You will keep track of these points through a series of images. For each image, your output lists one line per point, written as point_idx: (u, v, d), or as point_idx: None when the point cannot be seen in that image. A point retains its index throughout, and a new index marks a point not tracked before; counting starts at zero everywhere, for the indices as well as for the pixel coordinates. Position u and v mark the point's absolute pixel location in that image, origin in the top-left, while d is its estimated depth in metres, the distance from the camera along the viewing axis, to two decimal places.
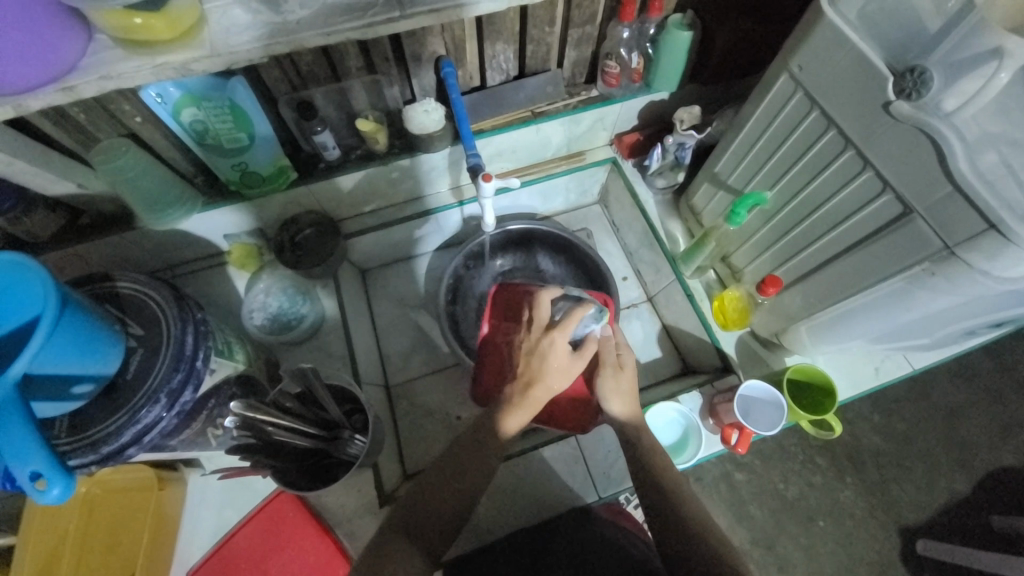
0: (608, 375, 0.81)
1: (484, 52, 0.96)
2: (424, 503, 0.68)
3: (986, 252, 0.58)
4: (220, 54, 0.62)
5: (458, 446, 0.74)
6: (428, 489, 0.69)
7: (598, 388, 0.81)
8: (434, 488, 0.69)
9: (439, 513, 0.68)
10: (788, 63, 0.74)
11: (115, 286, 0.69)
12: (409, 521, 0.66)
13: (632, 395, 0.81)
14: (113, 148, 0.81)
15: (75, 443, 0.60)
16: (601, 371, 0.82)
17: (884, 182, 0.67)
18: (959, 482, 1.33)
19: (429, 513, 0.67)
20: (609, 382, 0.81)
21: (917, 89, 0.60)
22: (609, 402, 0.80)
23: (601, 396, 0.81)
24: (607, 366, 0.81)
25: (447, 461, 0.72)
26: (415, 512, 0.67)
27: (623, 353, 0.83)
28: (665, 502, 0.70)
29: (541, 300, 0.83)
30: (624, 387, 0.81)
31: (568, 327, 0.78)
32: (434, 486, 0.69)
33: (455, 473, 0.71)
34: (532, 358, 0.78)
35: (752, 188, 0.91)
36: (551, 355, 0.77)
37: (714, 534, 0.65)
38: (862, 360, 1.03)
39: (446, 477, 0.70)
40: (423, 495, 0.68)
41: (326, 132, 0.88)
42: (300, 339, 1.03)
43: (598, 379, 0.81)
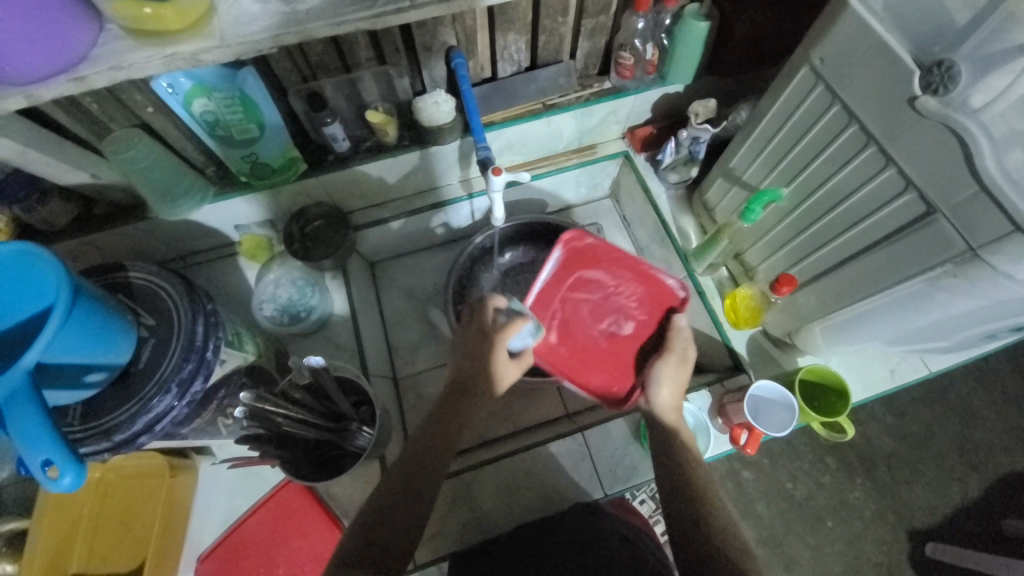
0: (670, 360, 0.82)
1: (496, 43, 0.94)
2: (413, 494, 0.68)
3: (1011, 254, 0.56)
4: (229, 44, 0.61)
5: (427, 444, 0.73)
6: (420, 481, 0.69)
7: (654, 371, 0.82)
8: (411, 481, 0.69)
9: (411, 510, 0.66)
10: (809, 56, 0.72)
11: (127, 276, 0.70)
12: (385, 515, 0.65)
13: (683, 387, 0.81)
14: (125, 138, 0.82)
15: (88, 431, 0.61)
16: (663, 355, 0.83)
17: (907, 180, 0.65)
18: (973, 485, 1.30)
19: (406, 511, 0.66)
20: (667, 369, 0.81)
21: (944, 84, 0.58)
22: (660, 386, 0.81)
23: (655, 376, 0.81)
24: (672, 353, 0.82)
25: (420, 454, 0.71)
26: (390, 507, 0.66)
27: (689, 348, 0.84)
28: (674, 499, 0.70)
29: (489, 304, 0.86)
30: (679, 380, 0.81)
31: (505, 336, 0.82)
32: (412, 477, 0.69)
33: (429, 464, 0.71)
34: (467, 355, 0.82)
35: (768, 184, 0.89)
36: (487, 360, 0.82)
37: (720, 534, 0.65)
38: (877, 361, 1.01)
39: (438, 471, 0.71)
40: (401, 491, 0.67)
41: (336, 123, 0.88)
42: (310, 330, 1.03)
43: (660, 362, 0.82)
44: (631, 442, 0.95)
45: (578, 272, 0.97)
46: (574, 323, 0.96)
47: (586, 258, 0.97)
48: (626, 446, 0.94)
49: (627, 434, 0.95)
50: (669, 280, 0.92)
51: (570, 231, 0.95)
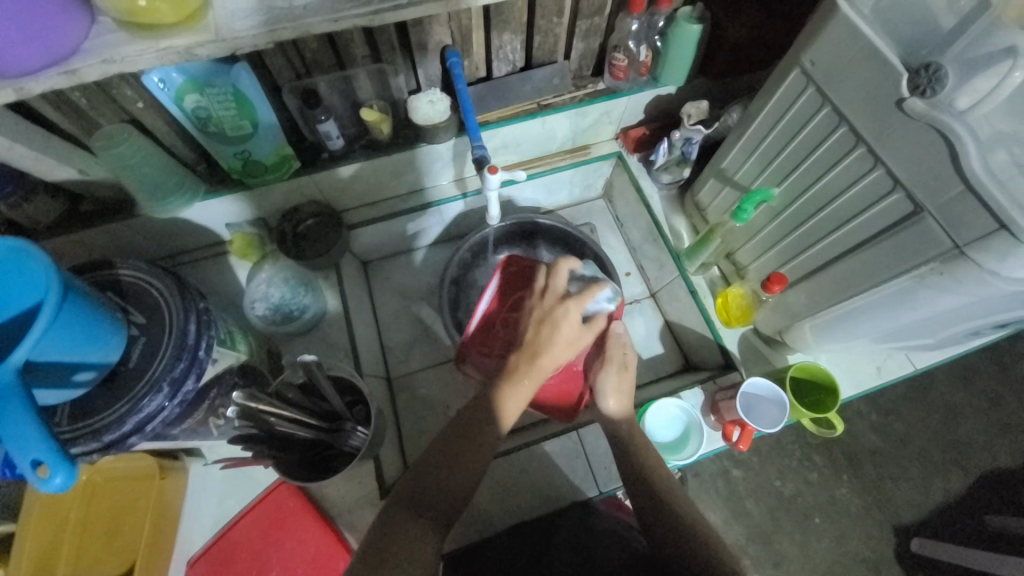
0: (611, 371, 0.85)
1: (491, 43, 0.95)
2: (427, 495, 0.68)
3: (996, 251, 0.57)
4: (225, 39, 0.61)
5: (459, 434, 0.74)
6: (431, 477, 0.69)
7: (599, 384, 0.86)
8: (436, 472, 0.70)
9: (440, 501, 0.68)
10: (800, 58, 0.73)
11: (117, 274, 0.69)
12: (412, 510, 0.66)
13: (630, 393, 0.86)
14: (114, 133, 0.80)
15: (77, 431, 0.60)
16: (605, 366, 0.86)
17: (895, 180, 0.67)
18: (955, 481, 1.33)
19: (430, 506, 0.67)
20: (611, 379, 0.85)
21: (931, 87, 0.59)
22: (607, 398, 0.84)
23: (601, 390, 0.85)
24: (612, 363, 0.85)
25: (450, 446, 0.72)
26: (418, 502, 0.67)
27: (629, 353, 0.88)
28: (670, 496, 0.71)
29: (561, 267, 0.84)
30: (624, 388, 0.85)
31: (584, 299, 0.81)
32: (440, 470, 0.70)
33: (459, 457, 0.71)
34: (542, 324, 0.80)
35: (760, 184, 0.90)
36: (556, 330, 0.79)
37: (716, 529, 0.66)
38: (864, 359, 1.03)
39: (456, 470, 0.70)
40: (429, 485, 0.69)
41: (330, 122, 0.88)
42: (302, 330, 1.02)
43: (601, 375, 0.86)
44: None
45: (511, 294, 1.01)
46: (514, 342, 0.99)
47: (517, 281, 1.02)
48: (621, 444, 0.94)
49: None
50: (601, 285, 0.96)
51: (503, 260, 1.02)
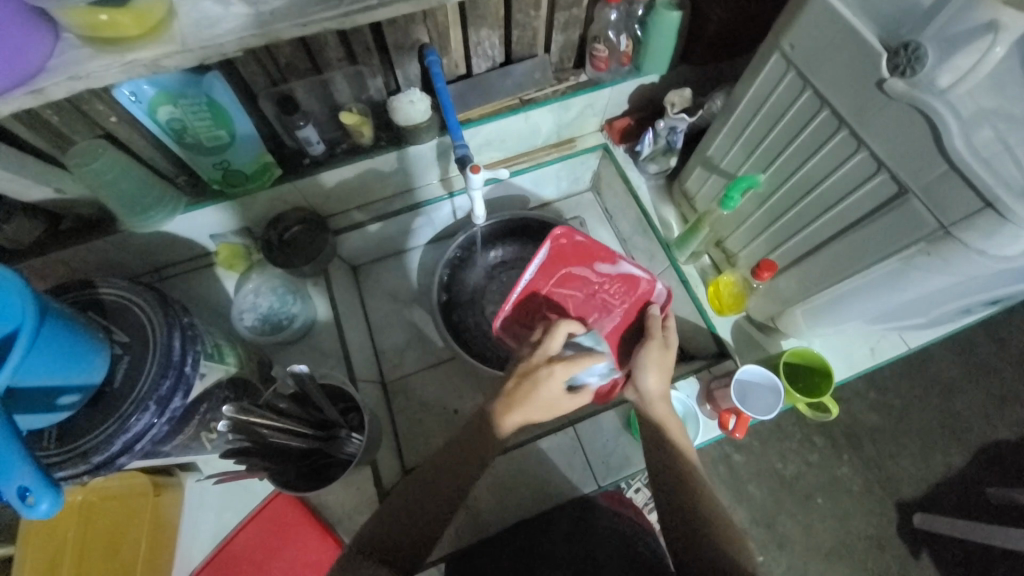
0: (654, 346, 0.79)
1: (469, 39, 0.93)
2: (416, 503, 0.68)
3: (981, 230, 0.57)
4: (192, 49, 0.59)
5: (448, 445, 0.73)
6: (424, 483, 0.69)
7: (639, 357, 0.79)
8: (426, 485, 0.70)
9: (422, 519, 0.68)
10: (780, 42, 0.72)
11: (98, 293, 0.68)
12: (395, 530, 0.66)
13: (669, 372, 0.79)
14: (89, 150, 0.79)
15: (66, 454, 0.59)
16: (647, 341, 0.80)
17: (878, 162, 0.66)
18: (955, 456, 1.34)
19: (410, 524, 0.67)
20: (652, 354, 0.79)
21: (911, 66, 0.58)
22: (647, 373, 0.78)
23: (640, 364, 0.78)
24: (654, 338, 0.80)
25: (439, 462, 0.71)
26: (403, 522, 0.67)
27: (669, 334, 0.82)
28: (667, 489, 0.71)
29: (561, 329, 0.78)
30: (666, 366, 0.79)
31: (573, 366, 0.73)
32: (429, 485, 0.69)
33: (447, 470, 0.70)
34: (524, 380, 0.73)
35: (745, 171, 0.90)
36: (535, 388, 0.71)
37: (714, 519, 0.66)
38: (858, 340, 1.03)
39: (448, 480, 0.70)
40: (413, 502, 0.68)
41: (309, 126, 0.87)
42: (292, 339, 1.02)
43: (643, 348, 0.79)
44: (622, 433, 0.95)
45: (557, 269, 0.98)
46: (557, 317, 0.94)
47: (566, 256, 0.98)
48: (618, 437, 0.95)
49: (617, 424, 0.96)
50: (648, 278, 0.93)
51: (560, 227, 0.96)
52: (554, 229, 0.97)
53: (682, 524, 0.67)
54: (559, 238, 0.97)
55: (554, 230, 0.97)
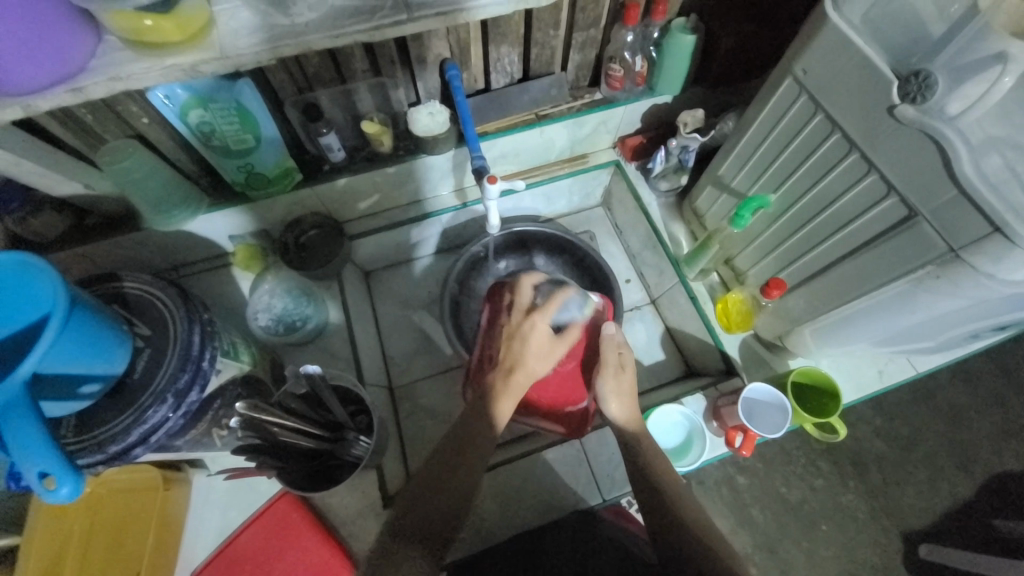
0: (608, 376, 0.80)
1: (489, 55, 0.96)
2: (428, 500, 0.69)
3: (991, 255, 0.58)
4: (228, 56, 0.62)
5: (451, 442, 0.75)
6: (433, 486, 0.70)
7: (599, 388, 0.81)
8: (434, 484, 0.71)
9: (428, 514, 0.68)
10: (792, 67, 0.74)
11: (122, 287, 0.69)
12: (408, 526, 0.66)
13: (631, 395, 0.81)
14: (120, 149, 0.82)
15: (82, 443, 0.60)
16: (601, 371, 0.81)
17: (889, 185, 0.67)
18: (962, 485, 1.32)
19: (408, 520, 0.67)
20: (610, 385, 0.80)
21: (922, 93, 0.60)
22: (609, 403, 0.80)
23: (601, 396, 0.81)
24: (608, 366, 0.80)
25: (442, 465, 0.72)
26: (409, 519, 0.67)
27: (624, 353, 0.83)
28: (673, 507, 0.70)
29: (522, 283, 0.84)
30: (625, 391, 0.80)
31: (547, 308, 0.80)
32: (432, 485, 0.71)
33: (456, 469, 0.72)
34: (511, 339, 0.79)
35: (756, 191, 0.91)
36: (523, 342, 0.78)
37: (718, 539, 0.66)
38: (865, 363, 1.03)
39: (449, 478, 0.71)
40: (417, 504, 0.68)
41: (331, 134, 0.90)
42: (305, 340, 1.02)
43: (600, 379, 0.80)
44: None
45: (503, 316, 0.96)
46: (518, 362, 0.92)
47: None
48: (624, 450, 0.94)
49: None
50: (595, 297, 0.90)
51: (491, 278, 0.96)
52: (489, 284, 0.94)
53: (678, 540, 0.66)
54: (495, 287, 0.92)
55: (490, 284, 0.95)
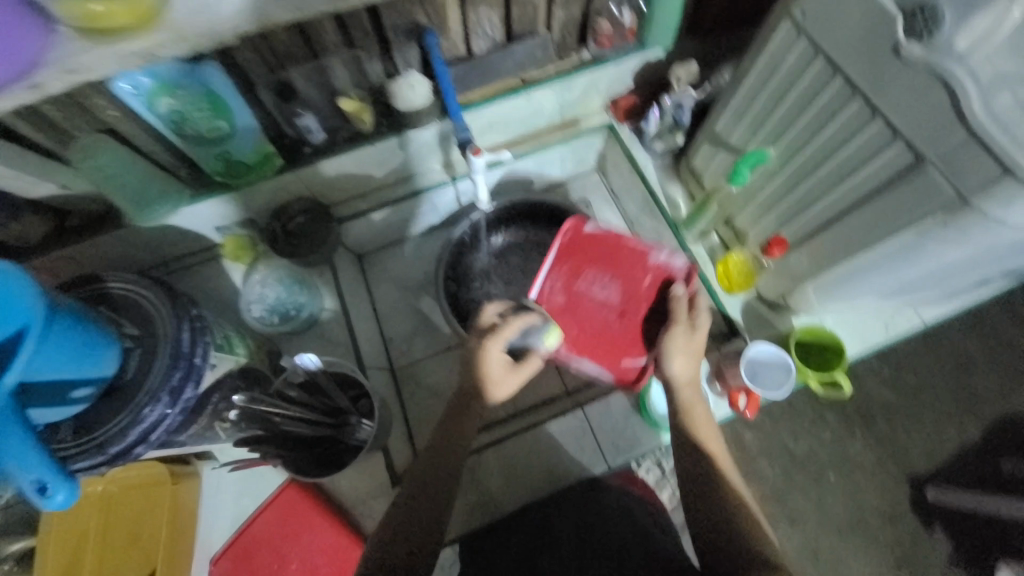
0: (677, 330, 0.76)
1: (468, 18, 0.91)
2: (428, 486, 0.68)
3: (1002, 198, 0.55)
4: (187, 37, 0.59)
5: (453, 426, 0.74)
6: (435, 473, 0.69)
7: (664, 344, 0.76)
8: (433, 483, 0.68)
9: (433, 507, 0.66)
10: (790, 9, 0.69)
11: (106, 287, 0.68)
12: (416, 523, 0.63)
13: (697, 355, 0.76)
14: (91, 144, 0.79)
15: (81, 445, 0.60)
16: (671, 326, 0.77)
17: (894, 131, 0.64)
18: (971, 430, 1.32)
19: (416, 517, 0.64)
20: (678, 339, 0.75)
21: (927, 29, 0.56)
22: (674, 359, 0.75)
23: (665, 352, 0.75)
24: (679, 322, 0.76)
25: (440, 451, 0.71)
26: (411, 512, 0.65)
27: (698, 315, 0.78)
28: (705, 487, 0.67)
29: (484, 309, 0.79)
30: (692, 349, 0.76)
31: (501, 334, 0.74)
32: (435, 471, 0.69)
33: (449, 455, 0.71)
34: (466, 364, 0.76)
35: (753, 146, 0.88)
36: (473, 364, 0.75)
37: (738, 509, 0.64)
38: (871, 316, 1.01)
39: (447, 463, 0.70)
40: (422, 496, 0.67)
41: (308, 115, 0.90)
42: (300, 328, 1.05)
43: (667, 333, 0.76)
44: (632, 414, 0.95)
45: (576, 267, 0.88)
46: (578, 314, 0.85)
47: (590, 250, 0.89)
48: (628, 418, 0.95)
49: (626, 405, 0.95)
50: (665, 254, 0.86)
51: (567, 222, 0.89)
52: (563, 224, 0.90)
53: (707, 518, 0.64)
54: (566, 232, 0.90)
55: (563, 225, 0.90)
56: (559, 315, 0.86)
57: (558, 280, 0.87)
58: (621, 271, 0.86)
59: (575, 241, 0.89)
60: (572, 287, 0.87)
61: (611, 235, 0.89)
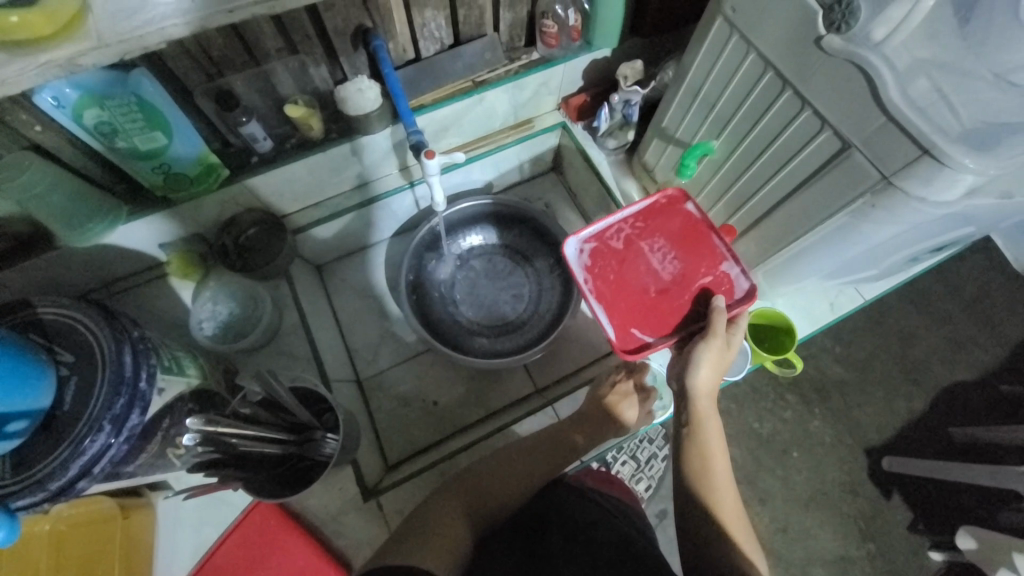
0: (714, 342, 0.75)
1: (414, 21, 0.90)
2: (504, 469, 0.83)
3: (921, 177, 0.59)
4: (111, 45, 0.56)
5: (562, 442, 0.90)
6: (521, 466, 0.84)
7: (695, 353, 0.75)
8: (513, 470, 0.83)
9: (507, 486, 0.81)
10: (722, 6, 0.72)
11: (37, 313, 0.64)
12: (487, 482, 0.80)
13: (720, 370, 0.76)
14: (13, 162, 0.73)
15: (23, 482, 0.56)
16: (707, 337, 0.75)
17: (822, 120, 0.67)
18: (916, 400, 1.42)
19: (480, 489, 0.79)
20: (710, 354, 0.74)
21: (845, 21, 0.60)
22: (698, 370, 0.74)
23: (693, 359, 0.75)
24: (717, 337, 0.75)
25: (544, 452, 0.88)
26: (487, 475, 0.81)
27: (734, 334, 0.79)
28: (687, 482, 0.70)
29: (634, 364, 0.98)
30: (718, 364, 0.75)
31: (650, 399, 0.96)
32: (528, 465, 0.85)
33: (546, 459, 0.87)
34: (619, 397, 0.95)
35: (698, 139, 0.91)
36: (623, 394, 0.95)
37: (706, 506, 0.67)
38: (819, 297, 1.07)
39: (538, 470, 0.86)
40: (500, 470, 0.82)
41: (252, 122, 0.84)
42: (256, 345, 0.98)
43: (704, 342, 0.75)
44: None
45: (652, 229, 0.89)
46: (624, 266, 0.87)
47: (673, 223, 0.88)
48: None
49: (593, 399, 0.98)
50: (735, 269, 0.83)
51: (672, 189, 0.89)
52: (671, 188, 0.89)
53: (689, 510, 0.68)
54: (666, 197, 0.89)
55: (670, 189, 0.89)
56: (608, 255, 0.88)
57: (629, 228, 0.89)
58: (688, 258, 0.86)
59: (665, 212, 0.89)
60: (636, 240, 0.89)
61: (704, 225, 0.87)
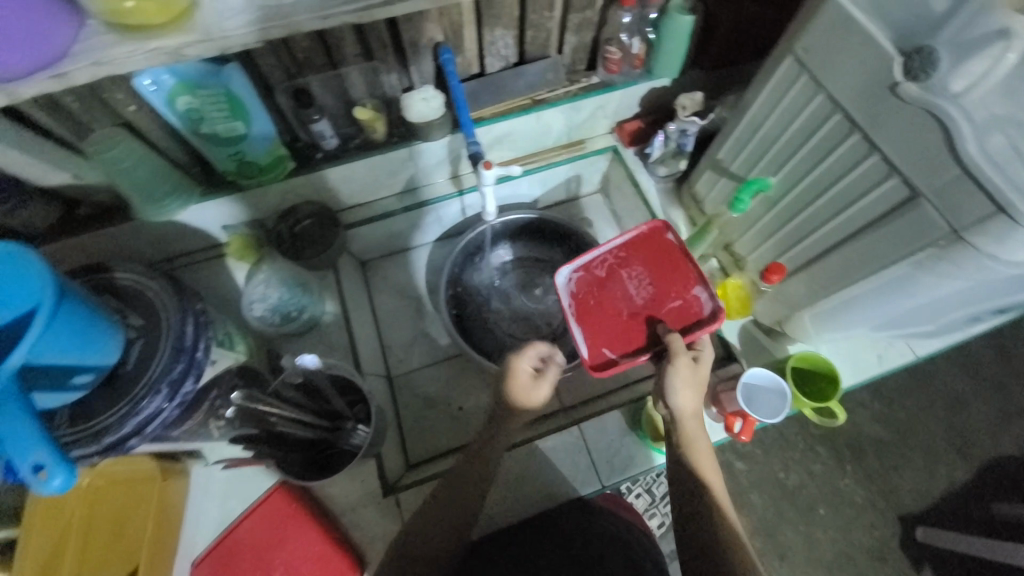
0: (681, 365, 0.71)
1: (483, 38, 0.95)
2: (470, 468, 0.77)
3: (995, 234, 0.57)
4: (214, 39, 0.61)
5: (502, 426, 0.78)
6: (474, 463, 0.77)
7: (665, 378, 0.72)
8: (470, 474, 0.76)
9: (467, 486, 0.75)
10: (793, 46, 0.73)
11: (113, 277, 0.68)
12: (458, 479, 0.75)
13: (700, 386, 0.73)
14: (107, 137, 0.80)
15: (79, 433, 0.59)
16: (673, 359, 0.72)
17: (890, 167, 0.66)
18: (959, 469, 1.33)
19: (467, 492, 0.74)
20: (682, 374, 0.71)
21: (923, 70, 0.59)
22: (677, 394, 0.72)
23: (667, 386, 0.72)
24: (681, 356, 0.71)
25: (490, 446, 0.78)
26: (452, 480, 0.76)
27: (701, 347, 0.76)
28: (701, 511, 0.66)
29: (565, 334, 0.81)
30: (694, 382, 0.72)
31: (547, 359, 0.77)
32: (474, 464, 0.77)
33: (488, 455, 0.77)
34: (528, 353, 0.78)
35: (754, 174, 0.90)
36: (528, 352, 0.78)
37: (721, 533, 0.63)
38: (865, 348, 1.03)
39: (485, 464, 0.77)
40: (474, 473, 0.77)
41: (323, 120, 0.89)
42: (301, 330, 1.03)
43: (671, 367, 0.71)
44: (628, 433, 0.96)
45: (633, 258, 0.84)
46: (601, 290, 0.82)
47: (654, 253, 0.84)
48: (623, 436, 0.95)
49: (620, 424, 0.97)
50: (703, 296, 0.79)
51: (656, 221, 0.85)
52: (656, 221, 0.85)
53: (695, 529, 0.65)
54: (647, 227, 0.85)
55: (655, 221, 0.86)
56: (587, 279, 0.83)
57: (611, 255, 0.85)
58: (664, 285, 0.81)
59: (649, 238, 0.85)
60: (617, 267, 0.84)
61: (683, 256, 0.83)
